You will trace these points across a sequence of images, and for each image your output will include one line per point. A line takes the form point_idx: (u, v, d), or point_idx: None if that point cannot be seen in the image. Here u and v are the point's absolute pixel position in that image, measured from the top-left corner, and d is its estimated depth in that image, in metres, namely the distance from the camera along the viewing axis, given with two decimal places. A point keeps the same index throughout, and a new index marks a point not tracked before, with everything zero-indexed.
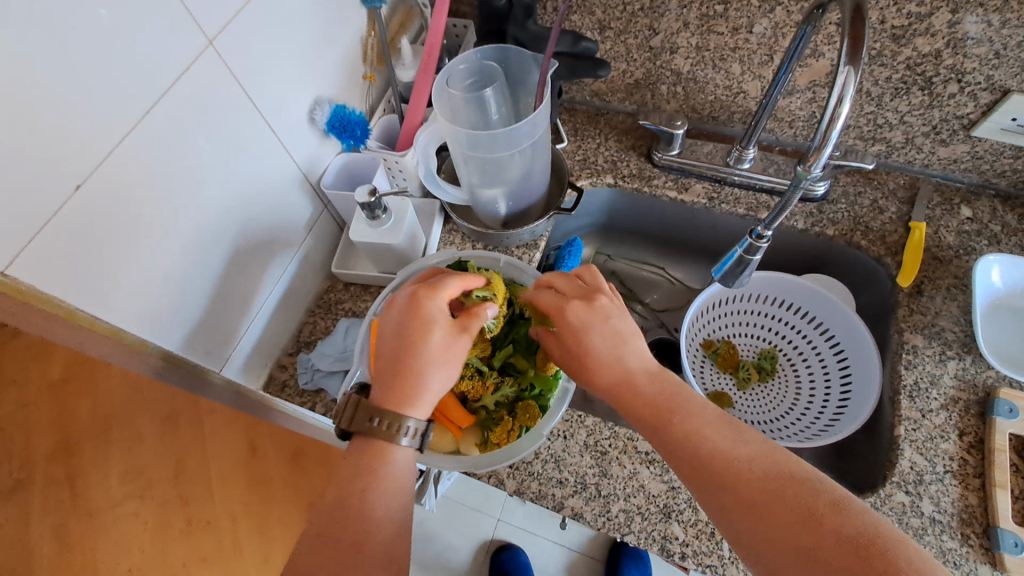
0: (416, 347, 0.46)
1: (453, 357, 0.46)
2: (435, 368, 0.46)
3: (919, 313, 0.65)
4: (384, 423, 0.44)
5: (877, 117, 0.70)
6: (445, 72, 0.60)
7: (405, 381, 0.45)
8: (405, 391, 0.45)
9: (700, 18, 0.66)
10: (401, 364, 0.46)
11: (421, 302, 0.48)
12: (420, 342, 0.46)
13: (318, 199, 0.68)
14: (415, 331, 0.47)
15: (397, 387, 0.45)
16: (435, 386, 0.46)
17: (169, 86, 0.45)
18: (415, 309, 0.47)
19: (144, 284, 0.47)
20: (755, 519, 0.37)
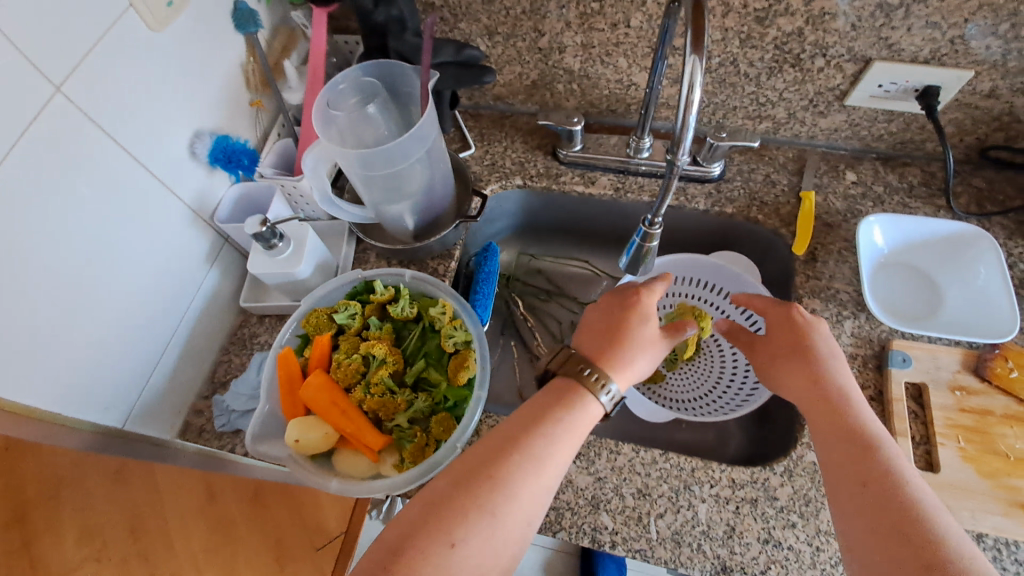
0: (635, 329, 0.53)
1: (644, 350, 0.53)
2: (639, 353, 0.53)
3: (815, 277, 0.68)
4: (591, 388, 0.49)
5: (759, 96, 0.73)
6: (325, 94, 0.59)
7: (619, 357, 0.52)
8: (613, 366, 0.52)
9: (579, 17, 0.67)
10: (618, 338, 0.53)
11: (631, 294, 0.55)
12: (634, 332, 0.53)
13: (214, 233, 0.66)
14: (626, 316, 0.54)
15: (610, 358, 0.52)
16: (632, 371, 0.53)
17: (14, 140, 0.43)
18: (629, 299, 0.55)
19: (13, 346, 0.45)
20: (871, 488, 0.43)
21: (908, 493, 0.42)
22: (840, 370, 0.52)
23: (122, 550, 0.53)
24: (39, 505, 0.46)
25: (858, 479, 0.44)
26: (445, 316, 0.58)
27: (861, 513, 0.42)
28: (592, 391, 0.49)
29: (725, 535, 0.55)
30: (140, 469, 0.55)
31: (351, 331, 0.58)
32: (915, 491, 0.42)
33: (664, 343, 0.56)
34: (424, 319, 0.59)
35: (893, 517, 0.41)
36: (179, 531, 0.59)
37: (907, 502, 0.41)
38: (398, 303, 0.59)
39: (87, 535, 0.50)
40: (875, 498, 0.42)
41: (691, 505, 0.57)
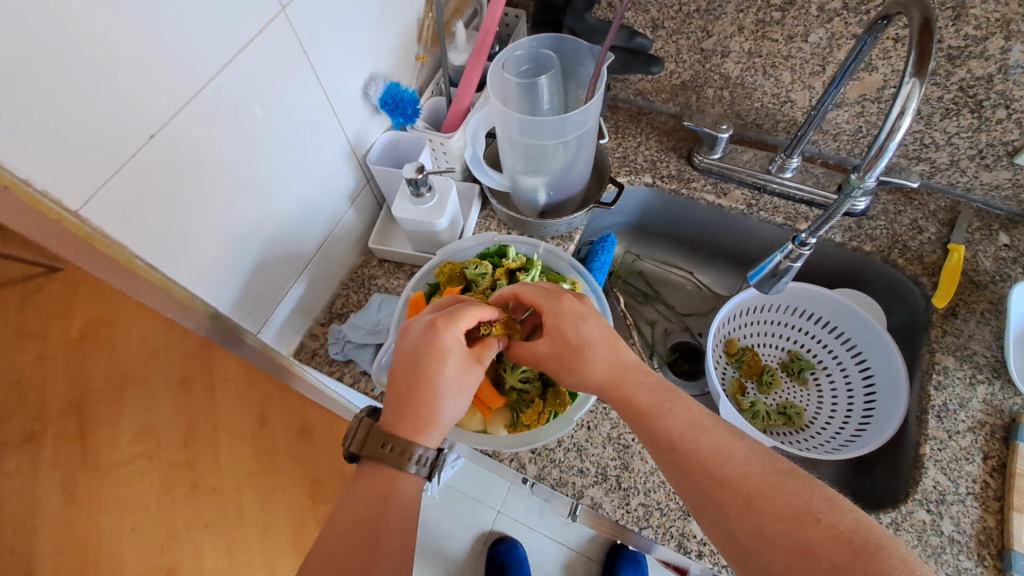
0: (431, 374, 0.46)
1: (465, 390, 0.47)
2: (446, 400, 0.47)
3: (952, 334, 0.65)
4: (394, 450, 0.45)
5: (924, 136, 0.69)
6: (502, 56, 0.60)
7: (414, 411, 0.46)
8: (415, 420, 0.46)
9: (755, 23, 0.66)
10: (409, 388, 0.46)
11: (427, 329, 0.47)
12: (435, 373, 0.46)
13: (362, 172, 0.69)
14: (426, 357, 0.47)
15: (408, 415, 0.46)
16: (446, 419, 0.47)
17: (241, 49, 0.46)
18: (424, 336, 0.47)
19: (198, 240, 0.49)
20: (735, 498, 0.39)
21: (769, 508, 0.37)
22: (617, 355, 0.48)
23: None
24: None
25: (723, 497, 0.39)
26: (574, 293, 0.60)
27: (730, 535, 0.38)
28: (401, 456, 0.44)
29: None
30: None
31: (479, 290, 0.59)
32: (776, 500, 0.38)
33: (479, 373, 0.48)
34: None
35: (760, 532, 0.37)
36: None
37: (776, 510, 0.37)
38: (529, 273, 0.60)
39: None
40: (748, 512, 0.38)
41: None
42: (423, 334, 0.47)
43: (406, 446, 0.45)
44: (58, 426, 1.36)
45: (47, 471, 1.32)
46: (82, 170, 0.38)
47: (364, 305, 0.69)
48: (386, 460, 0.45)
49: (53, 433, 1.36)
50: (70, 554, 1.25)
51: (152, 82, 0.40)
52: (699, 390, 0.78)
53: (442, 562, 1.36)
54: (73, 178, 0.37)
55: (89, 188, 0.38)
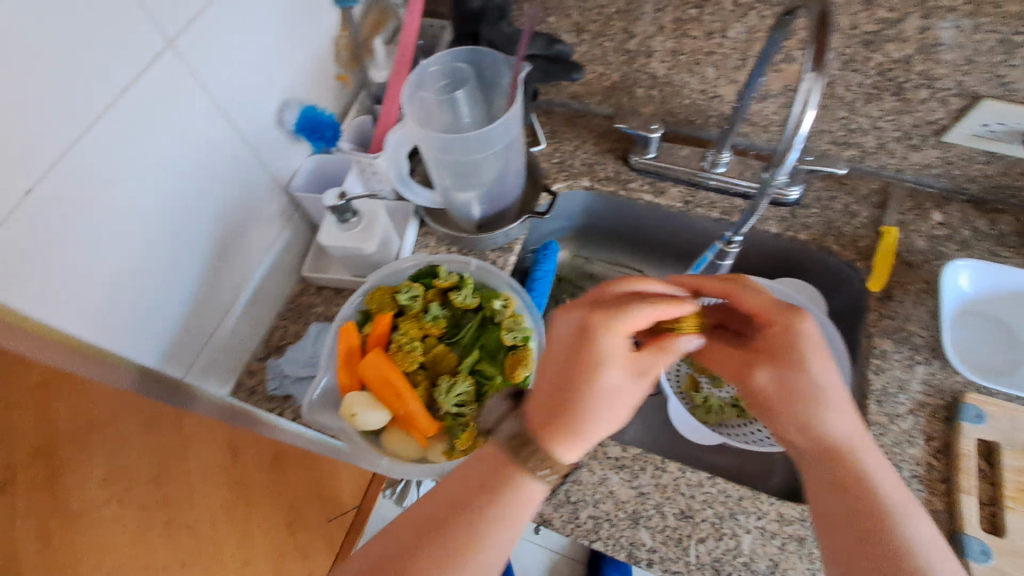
0: (600, 381, 0.40)
1: (620, 399, 0.40)
2: (603, 410, 0.40)
3: (889, 317, 0.65)
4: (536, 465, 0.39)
5: (850, 122, 0.70)
6: (416, 74, 0.59)
7: (581, 421, 0.39)
8: (568, 433, 0.39)
9: (674, 22, 0.65)
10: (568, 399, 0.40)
11: (580, 334, 0.41)
12: (595, 380, 0.40)
13: (288, 201, 0.67)
14: (584, 360, 0.40)
15: (560, 429, 0.39)
16: (599, 427, 0.40)
17: (125, 90, 0.44)
18: (585, 339, 0.40)
19: (100, 291, 0.46)
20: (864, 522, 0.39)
21: (908, 531, 0.39)
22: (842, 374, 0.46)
23: (144, 496, 0.50)
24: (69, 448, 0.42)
25: (865, 518, 0.39)
26: (506, 309, 0.58)
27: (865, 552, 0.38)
28: (539, 464, 0.39)
29: (767, 569, 0.53)
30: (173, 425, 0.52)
31: (412, 313, 0.58)
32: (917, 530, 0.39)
33: (644, 382, 0.42)
34: (484, 309, 0.59)
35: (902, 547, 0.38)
36: (200, 485, 0.56)
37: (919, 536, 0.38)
38: (461, 292, 0.59)
39: (113, 479, 0.46)
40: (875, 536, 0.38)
41: (735, 535, 0.55)
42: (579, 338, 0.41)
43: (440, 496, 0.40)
44: None
45: None
46: None
47: (302, 335, 0.68)
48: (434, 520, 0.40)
49: None
50: None
51: (19, 135, 0.38)
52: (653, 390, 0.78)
53: None
54: None
55: None
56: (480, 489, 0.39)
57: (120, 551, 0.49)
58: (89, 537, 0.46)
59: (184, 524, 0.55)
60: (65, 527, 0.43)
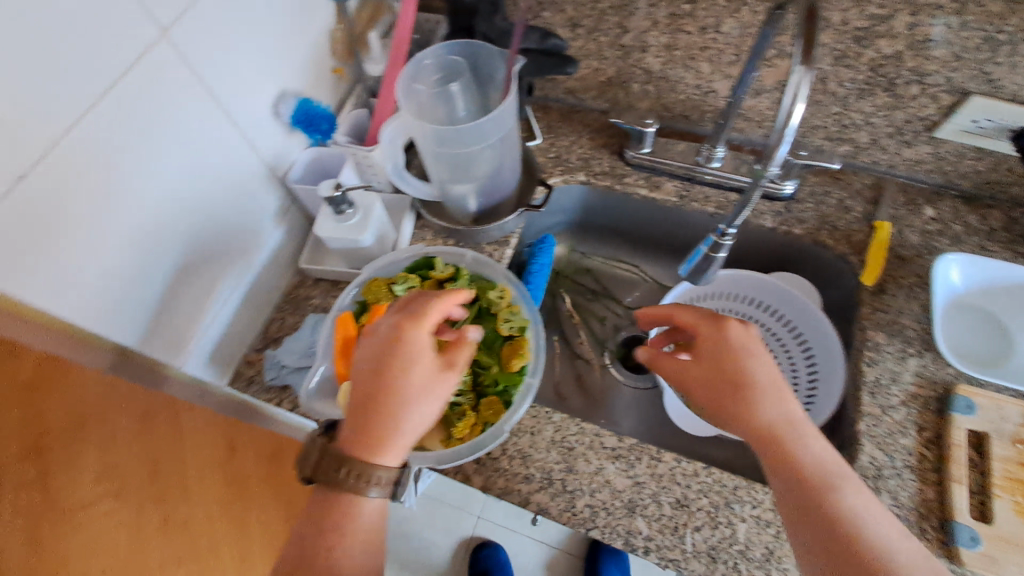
0: (391, 386, 0.47)
1: (433, 395, 0.48)
2: (414, 404, 0.47)
3: (882, 310, 0.66)
4: (350, 474, 0.46)
5: (843, 118, 0.70)
6: (410, 66, 0.59)
7: (371, 424, 0.46)
8: (379, 436, 0.46)
9: (669, 17, 0.66)
10: (371, 399, 0.47)
11: (389, 334, 0.48)
12: (392, 388, 0.47)
13: (285, 193, 0.67)
14: (386, 365, 0.47)
15: (365, 439, 0.46)
16: (409, 421, 0.47)
17: (121, 76, 0.44)
18: (393, 339, 0.48)
19: (96, 276, 0.46)
20: (837, 528, 0.43)
21: (874, 529, 0.43)
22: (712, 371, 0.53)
23: (138, 491, 0.55)
24: (58, 442, 0.42)
25: (835, 542, 0.43)
26: (502, 300, 0.58)
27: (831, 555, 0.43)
28: (361, 482, 0.46)
29: (763, 557, 0.54)
30: (165, 415, 0.56)
31: None
32: (883, 528, 0.43)
33: (449, 376, 0.49)
34: (481, 300, 0.59)
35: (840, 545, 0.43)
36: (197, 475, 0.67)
37: (885, 544, 0.42)
38: (456, 283, 0.59)
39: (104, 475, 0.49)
40: (848, 551, 0.42)
41: (730, 523, 0.55)
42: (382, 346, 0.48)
43: (366, 469, 0.46)
44: None
45: None
46: None
47: (299, 327, 0.68)
48: (342, 486, 0.46)
49: None
50: None
51: (13, 118, 0.38)
52: (651, 382, 0.80)
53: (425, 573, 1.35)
54: None
55: None
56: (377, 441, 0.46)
57: (118, 544, 0.54)
58: (87, 534, 0.49)
59: (183, 517, 0.66)
60: (54, 520, 0.44)
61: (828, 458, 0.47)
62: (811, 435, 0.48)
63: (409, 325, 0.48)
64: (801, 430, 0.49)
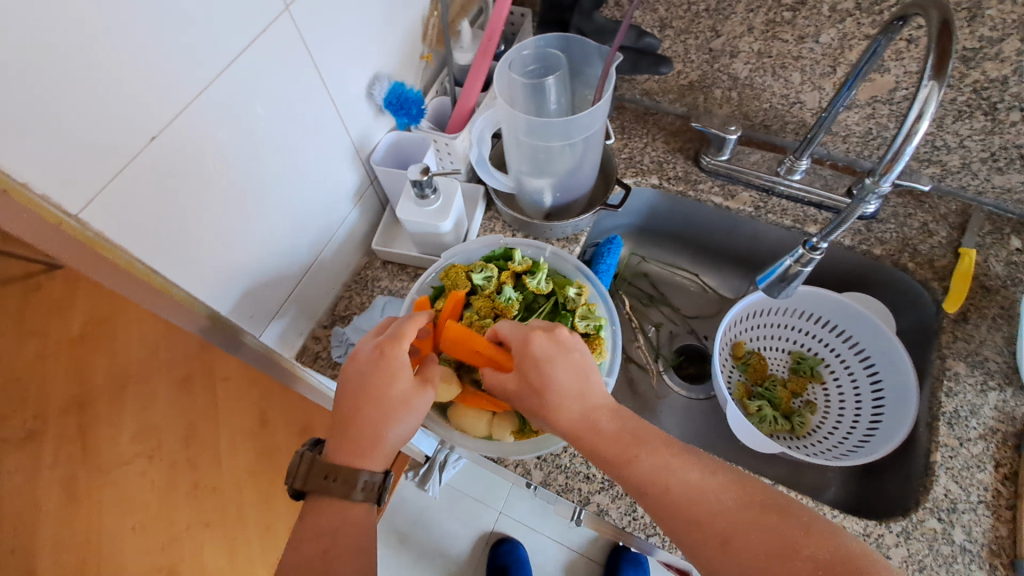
0: (372, 401, 0.48)
1: (412, 410, 0.49)
2: (395, 420, 0.48)
3: (963, 339, 0.64)
4: (338, 480, 0.47)
5: (935, 139, 0.68)
6: (509, 55, 0.59)
7: (358, 440, 0.48)
8: (351, 449, 0.48)
9: (765, 23, 0.65)
10: (349, 417, 0.48)
11: (372, 354, 0.49)
12: (371, 405, 0.48)
13: (366, 173, 0.68)
14: (369, 384, 0.48)
15: (346, 447, 0.48)
16: (394, 435, 0.48)
17: (246, 47, 0.45)
18: (372, 362, 0.48)
19: (200, 240, 0.48)
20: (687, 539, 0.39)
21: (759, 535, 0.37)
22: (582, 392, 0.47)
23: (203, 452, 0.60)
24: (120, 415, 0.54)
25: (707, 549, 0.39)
26: (580, 297, 0.58)
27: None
28: (348, 485, 0.47)
29: None
30: None
31: (485, 293, 0.59)
32: (744, 529, 0.38)
33: (429, 393, 0.50)
34: (557, 296, 0.59)
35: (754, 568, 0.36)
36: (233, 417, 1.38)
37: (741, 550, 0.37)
38: (535, 276, 0.59)
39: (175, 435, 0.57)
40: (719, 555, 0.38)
41: None
42: (371, 362, 0.49)
43: (351, 475, 0.47)
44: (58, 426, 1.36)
45: (48, 469, 1.30)
46: (79, 171, 0.37)
47: (367, 307, 0.69)
48: (334, 493, 0.47)
49: (51, 432, 1.33)
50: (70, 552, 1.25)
51: (152, 81, 0.39)
52: (705, 393, 0.79)
53: (444, 563, 1.35)
54: (71, 182, 0.36)
55: (89, 190, 0.38)
56: (362, 447, 0.48)
57: None
58: None
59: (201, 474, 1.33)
60: None
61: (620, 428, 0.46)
62: (604, 416, 0.46)
63: (387, 346, 0.49)
64: (644, 436, 0.45)
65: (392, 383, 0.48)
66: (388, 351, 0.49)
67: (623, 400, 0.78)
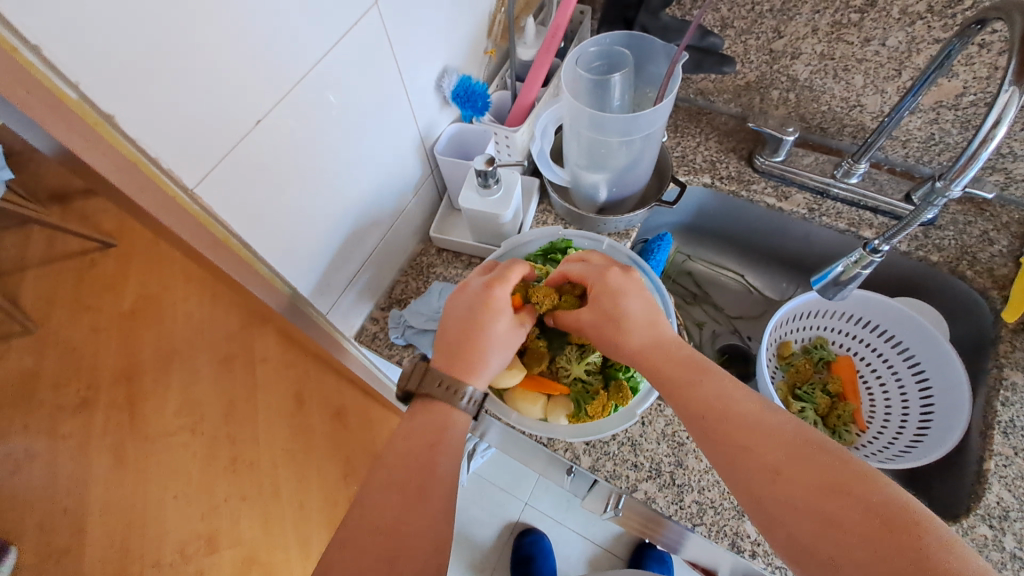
0: (483, 327, 0.51)
1: (512, 343, 0.52)
2: (499, 348, 0.52)
3: (1022, 349, 0.63)
4: (450, 388, 0.50)
5: (1002, 146, 0.67)
6: (576, 51, 0.61)
7: (469, 357, 0.51)
8: (467, 365, 0.51)
9: (830, 25, 0.65)
10: (461, 341, 0.51)
11: (482, 290, 0.53)
12: (485, 329, 0.51)
13: (427, 163, 0.70)
14: (481, 314, 0.51)
15: (460, 362, 0.51)
16: (499, 362, 0.52)
17: (339, 40, 0.48)
18: (481, 297, 0.52)
19: (283, 219, 0.51)
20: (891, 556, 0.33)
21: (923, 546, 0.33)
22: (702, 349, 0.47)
23: None
24: None
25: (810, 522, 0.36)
26: None
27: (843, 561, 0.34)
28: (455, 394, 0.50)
29: None
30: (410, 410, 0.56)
31: None
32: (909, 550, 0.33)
33: (523, 332, 0.53)
34: None
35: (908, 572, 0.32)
36: None
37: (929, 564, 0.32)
38: None
39: None
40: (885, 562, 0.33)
41: None
42: (479, 294, 0.52)
43: (460, 388, 0.50)
44: (110, 394, 1.46)
45: (98, 437, 1.42)
46: (195, 149, 0.39)
47: (423, 292, 0.71)
48: (439, 398, 0.50)
49: (104, 399, 1.46)
50: (116, 517, 1.34)
51: (262, 70, 0.42)
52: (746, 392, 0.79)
53: (469, 549, 1.38)
54: (189, 160, 0.39)
55: (203, 169, 0.41)
56: (467, 363, 0.51)
57: None
58: None
59: None
60: None
61: (661, 354, 0.47)
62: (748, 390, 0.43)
63: (494, 284, 0.53)
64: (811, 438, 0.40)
65: (502, 313, 0.52)
66: (496, 291, 0.52)
67: None
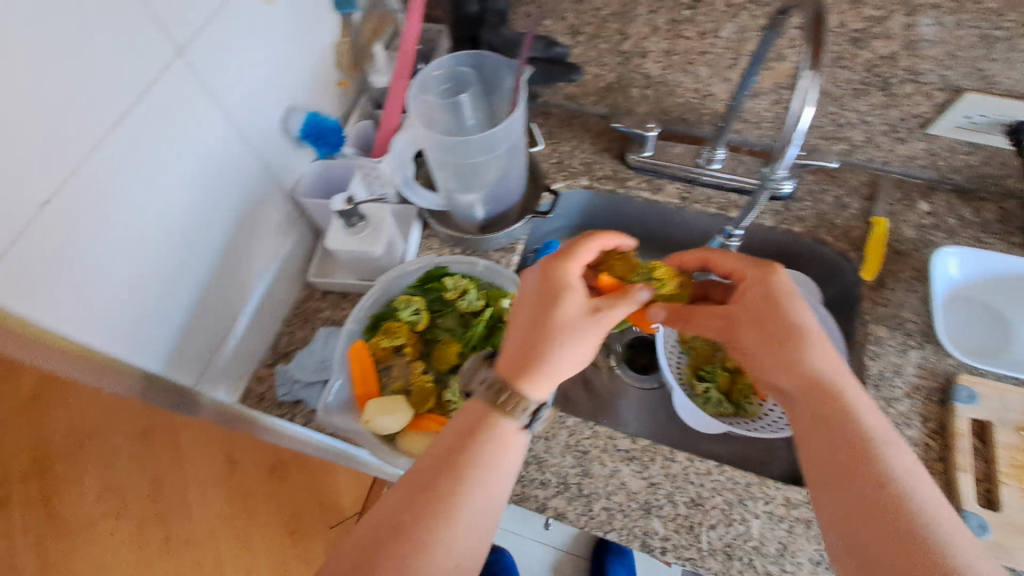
0: (559, 309, 0.46)
1: (584, 328, 0.46)
2: (567, 330, 0.45)
3: (882, 304, 0.67)
4: (509, 399, 0.43)
5: (839, 117, 0.71)
6: (419, 78, 0.60)
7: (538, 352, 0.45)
8: (540, 362, 0.45)
9: (668, 23, 0.67)
10: (538, 331, 0.46)
11: (544, 278, 0.49)
12: (558, 310, 0.46)
13: (292, 207, 0.68)
14: (562, 298, 0.47)
15: (529, 358, 0.45)
16: (555, 352, 0.45)
17: (135, 100, 0.44)
18: (559, 281, 0.48)
19: (116, 299, 0.45)
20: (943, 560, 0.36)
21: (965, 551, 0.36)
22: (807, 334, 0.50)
23: None
24: None
25: (849, 450, 0.42)
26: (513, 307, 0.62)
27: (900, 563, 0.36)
28: (515, 405, 0.43)
29: (777, 552, 0.55)
30: None
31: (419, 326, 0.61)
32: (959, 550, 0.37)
33: (600, 315, 0.47)
34: (493, 309, 0.62)
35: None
36: None
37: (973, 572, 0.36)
38: (466, 296, 0.62)
39: None
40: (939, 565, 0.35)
41: (744, 520, 0.56)
42: (545, 282, 0.48)
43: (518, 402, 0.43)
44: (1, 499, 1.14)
45: None
46: None
47: (309, 341, 0.68)
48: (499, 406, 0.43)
49: None
50: None
51: (41, 149, 0.37)
52: (655, 382, 0.80)
53: None
54: None
55: None
56: (536, 360, 0.44)
57: None
58: None
59: None
60: None
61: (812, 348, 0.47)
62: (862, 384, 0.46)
63: (558, 266, 0.50)
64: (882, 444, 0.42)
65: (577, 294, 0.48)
66: (565, 275, 0.49)
67: (578, 400, 0.79)
